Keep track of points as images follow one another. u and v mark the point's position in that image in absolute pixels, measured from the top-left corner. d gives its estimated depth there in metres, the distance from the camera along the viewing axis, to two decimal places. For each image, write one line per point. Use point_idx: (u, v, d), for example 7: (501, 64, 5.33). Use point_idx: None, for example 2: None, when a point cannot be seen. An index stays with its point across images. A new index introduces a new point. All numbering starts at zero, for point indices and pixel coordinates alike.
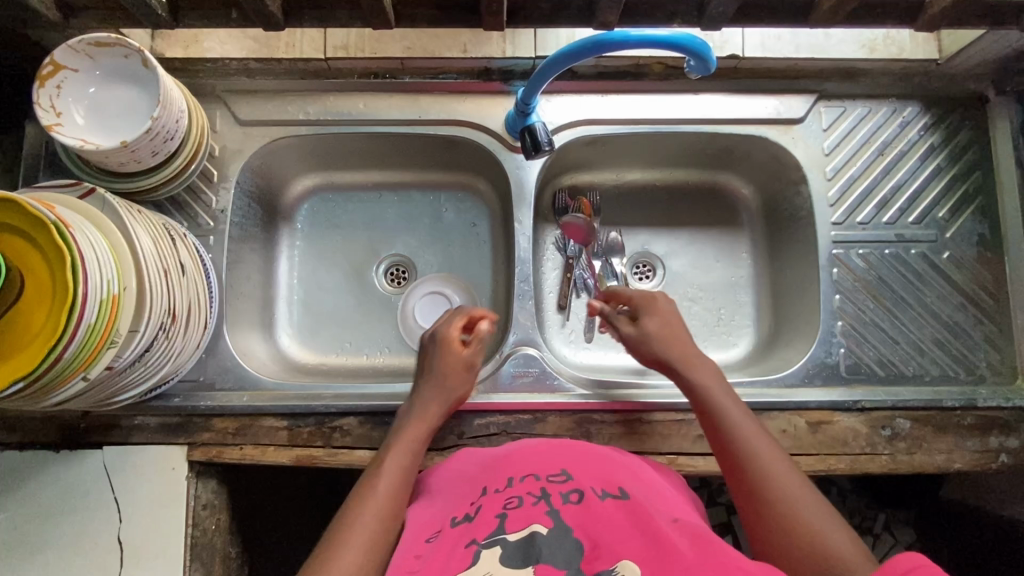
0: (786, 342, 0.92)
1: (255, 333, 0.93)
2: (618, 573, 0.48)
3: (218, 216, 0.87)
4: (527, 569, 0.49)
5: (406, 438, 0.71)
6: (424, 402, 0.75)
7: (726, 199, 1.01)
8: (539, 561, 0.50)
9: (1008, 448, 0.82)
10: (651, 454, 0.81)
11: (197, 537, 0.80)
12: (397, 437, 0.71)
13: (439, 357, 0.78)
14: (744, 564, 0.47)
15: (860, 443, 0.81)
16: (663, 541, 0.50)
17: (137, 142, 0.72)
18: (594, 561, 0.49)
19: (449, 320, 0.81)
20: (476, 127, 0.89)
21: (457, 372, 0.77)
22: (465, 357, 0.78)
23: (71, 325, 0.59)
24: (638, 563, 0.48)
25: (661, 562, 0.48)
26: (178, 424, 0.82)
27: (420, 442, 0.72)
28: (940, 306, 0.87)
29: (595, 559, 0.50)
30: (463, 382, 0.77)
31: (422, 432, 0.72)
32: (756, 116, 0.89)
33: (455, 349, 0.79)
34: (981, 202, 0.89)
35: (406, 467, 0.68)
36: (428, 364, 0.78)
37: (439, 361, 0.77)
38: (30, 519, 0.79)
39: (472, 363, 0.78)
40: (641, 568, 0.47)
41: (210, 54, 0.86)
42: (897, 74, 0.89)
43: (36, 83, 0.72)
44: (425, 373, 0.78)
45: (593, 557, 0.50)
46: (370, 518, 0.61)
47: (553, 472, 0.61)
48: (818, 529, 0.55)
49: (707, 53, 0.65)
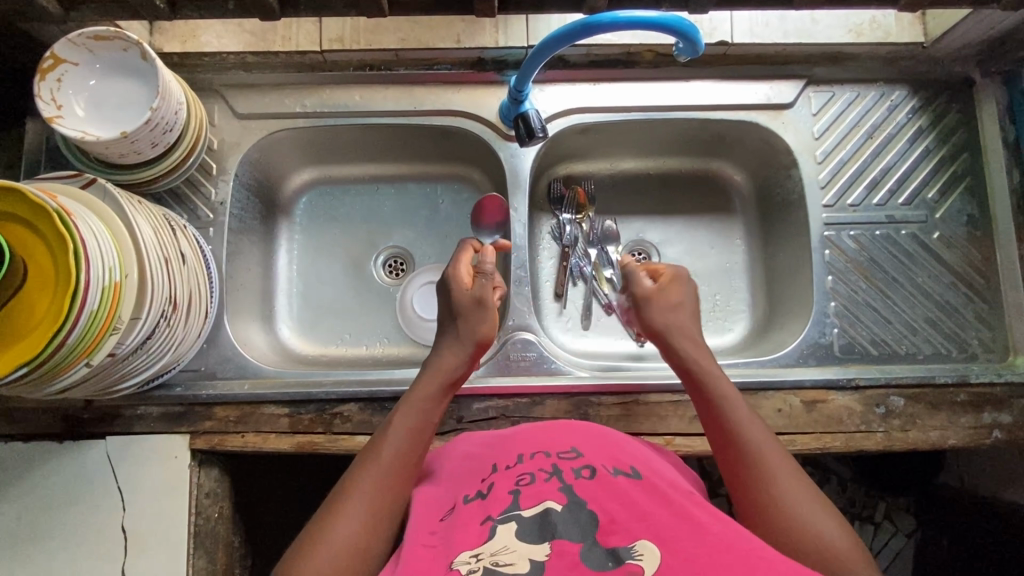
0: (780, 325, 0.93)
1: (256, 325, 0.94)
2: (636, 550, 0.48)
3: (217, 208, 0.88)
4: (544, 546, 0.49)
5: (418, 395, 0.66)
6: (439, 352, 0.69)
7: (719, 186, 1.02)
8: (556, 537, 0.50)
9: (1001, 423, 0.83)
10: (648, 435, 0.82)
11: (200, 525, 0.81)
12: (410, 393, 0.67)
13: (453, 296, 0.73)
14: (765, 552, 0.46)
15: (855, 420, 0.82)
16: (684, 524, 0.50)
17: (137, 132, 0.73)
18: (611, 535, 0.50)
19: (457, 257, 0.76)
20: (470, 117, 0.91)
21: (473, 309, 0.71)
22: (477, 290, 0.72)
23: (74, 310, 0.60)
24: (657, 544, 0.48)
25: (680, 545, 0.48)
26: (180, 413, 0.83)
27: (435, 398, 0.67)
28: (931, 286, 0.88)
29: (611, 533, 0.50)
30: (480, 319, 0.71)
31: (436, 387, 0.67)
32: (747, 101, 0.90)
33: (467, 285, 0.73)
34: (969, 183, 0.90)
35: (416, 428, 0.64)
36: (445, 306, 0.74)
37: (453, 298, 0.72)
38: (34, 509, 0.80)
39: (485, 297, 0.72)
40: (659, 549, 0.48)
41: (208, 48, 0.88)
42: (883, 58, 0.91)
43: (37, 76, 0.73)
44: (444, 315, 0.73)
45: (609, 531, 0.50)
46: (369, 497, 0.58)
47: (563, 448, 0.61)
48: (818, 527, 0.54)
49: (694, 35, 0.67)
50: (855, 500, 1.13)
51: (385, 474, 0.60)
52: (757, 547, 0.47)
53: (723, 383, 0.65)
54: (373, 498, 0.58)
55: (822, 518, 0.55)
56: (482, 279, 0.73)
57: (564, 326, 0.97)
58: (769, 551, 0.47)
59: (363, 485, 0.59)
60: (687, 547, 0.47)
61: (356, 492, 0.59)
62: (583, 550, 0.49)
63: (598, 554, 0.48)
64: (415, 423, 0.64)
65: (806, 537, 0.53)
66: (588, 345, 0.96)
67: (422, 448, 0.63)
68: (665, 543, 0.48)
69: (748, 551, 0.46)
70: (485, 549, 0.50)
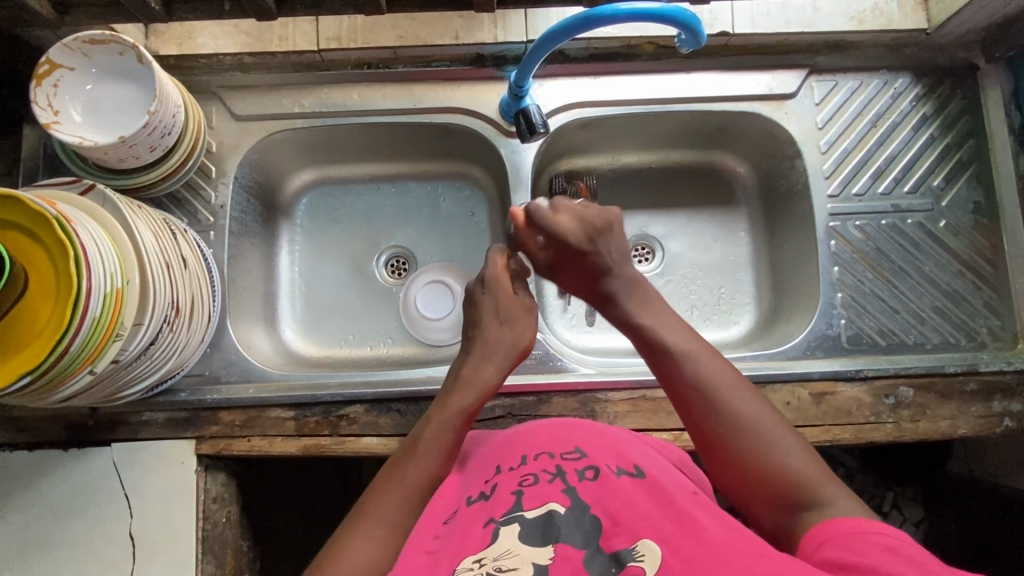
0: (787, 317, 0.93)
1: (259, 327, 0.93)
2: (638, 551, 0.48)
3: (217, 211, 0.88)
4: (547, 549, 0.49)
5: (452, 411, 0.63)
6: (475, 365, 0.67)
7: (723, 179, 1.02)
8: (559, 541, 0.50)
9: (1012, 412, 0.82)
10: (656, 430, 0.81)
11: (208, 530, 0.81)
12: (441, 409, 0.64)
13: (500, 300, 0.70)
14: (768, 551, 0.46)
15: (864, 412, 0.82)
16: (687, 524, 0.50)
17: (135, 137, 0.72)
18: (614, 538, 0.50)
19: (494, 261, 0.73)
20: (470, 113, 0.90)
21: (522, 316, 0.70)
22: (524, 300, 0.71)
23: (76, 318, 0.59)
24: (660, 544, 0.48)
25: (683, 545, 0.48)
26: (185, 418, 0.83)
27: (468, 415, 0.64)
28: (938, 274, 0.88)
29: (614, 535, 0.50)
30: (526, 332, 0.70)
31: (473, 403, 0.64)
32: (749, 92, 0.89)
33: (512, 291, 0.72)
34: (975, 169, 0.89)
35: (447, 448, 0.61)
36: (480, 311, 0.70)
37: (501, 303, 0.70)
38: (41, 518, 0.79)
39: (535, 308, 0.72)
40: (662, 549, 0.48)
41: (204, 50, 0.87)
42: (886, 46, 0.90)
43: (32, 82, 0.73)
44: (483, 318, 0.70)
45: (612, 534, 0.50)
46: (390, 512, 0.56)
47: (566, 449, 0.60)
48: (781, 459, 0.56)
49: (696, 26, 0.67)
50: (861, 490, 1.10)
51: (411, 494, 0.57)
52: (762, 546, 0.46)
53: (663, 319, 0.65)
54: (395, 516, 0.56)
55: (786, 445, 0.57)
56: (526, 288, 0.73)
57: (568, 323, 0.96)
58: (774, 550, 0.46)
59: (385, 506, 0.56)
60: (689, 548, 0.47)
61: (376, 509, 0.56)
62: (586, 556, 0.49)
63: (601, 560, 0.48)
64: (445, 445, 0.61)
65: (768, 468, 0.56)
66: (594, 341, 0.96)
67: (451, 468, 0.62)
68: (667, 543, 0.48)
69: (752, 549, 0.46)
70: (489, 553, 0.49)
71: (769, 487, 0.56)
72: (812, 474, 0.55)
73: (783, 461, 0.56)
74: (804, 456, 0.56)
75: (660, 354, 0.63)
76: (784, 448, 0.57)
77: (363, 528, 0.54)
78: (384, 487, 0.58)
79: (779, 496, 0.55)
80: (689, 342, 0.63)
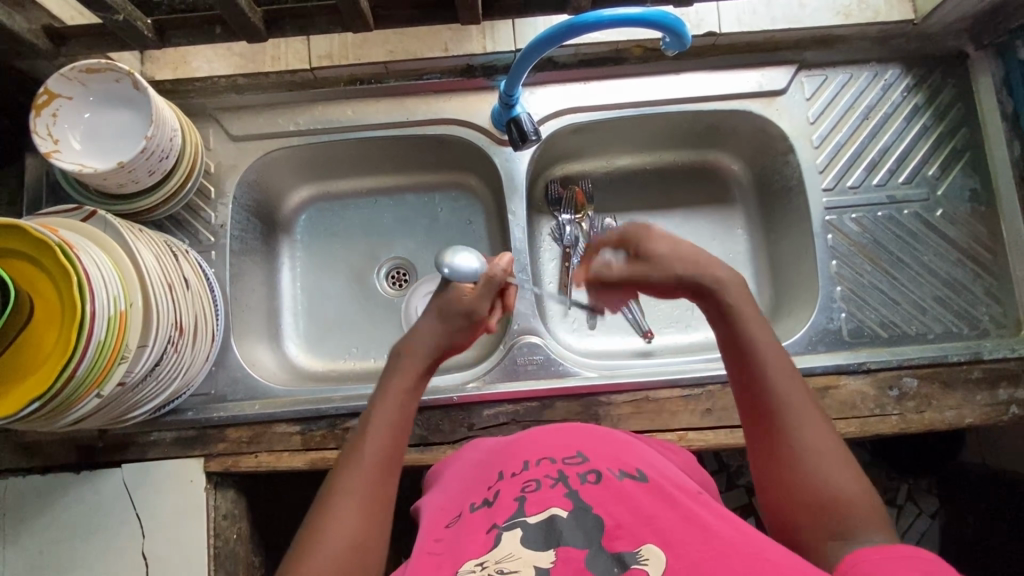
0: (788, 312, 0.93)
1: (264, 344, 0.94)
2: (642, 556, 0.48)
3: (218, 231, 0.89)
4: (549, 553, 0.49)
5: (395, 390, 0.64)
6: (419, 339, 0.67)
7: (718, 178, 1.02)
8: (561, 544, 0.50)
9: (1018, 399, 0.81)
10: (661, 431, 0.82)
11: (220, 547, 0.81)
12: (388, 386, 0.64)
13: (447, 299, 0.68)
14: (770, 555, 0.45)
15: (869, 405, 0.81)
16: (687, 527, 0.50)
17: (134, 161, 0.73)
18: (616, 540, 0.50)
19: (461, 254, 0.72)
20: (463, 124, 0.91)
21: (461, 330, 0.68)
22: (470, 307, 0.67)
23: (81, 342, 0.60)
24: (662, 548, 0.48)
25: (685, 549, 0.47)
26: (193, 437, 0.84)
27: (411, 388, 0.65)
28: (938, 264, 0.88)
29: (616, 538, 0.50)
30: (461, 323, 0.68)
31: (416, 375, 0.65)
32: (738, 90, 0.90)
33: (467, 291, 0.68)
34: (969, 157, 0.89)
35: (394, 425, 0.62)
36: (439, 297, 0.69)
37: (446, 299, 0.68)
38: (56, 541, 0.80)
39: (479, 318, 0.68)
40: (664, 553, 0.47)
41: (199, 73, 0.89)
42: (874, 38, 0.91)
43: (32, 112, 0.74)
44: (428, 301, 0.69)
45: (615, 536, 0.50)
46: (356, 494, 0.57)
47: (568, 454, 0.60)
48: (835, 481, 0.53)
49: (681, 28, 0.67)
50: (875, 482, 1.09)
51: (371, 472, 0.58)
52: (765, 551, 0.46)
53: (758, 329, 0.61)
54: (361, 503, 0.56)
55: (840, 467, 0.54)
56: (484, 294, 0.67)
57: (570, 327, 0.97)
58: (775, 554, 0.46)
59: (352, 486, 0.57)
60: (691, 551, 0.47)
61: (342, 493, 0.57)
62: (588, 557, 0.48)
63: (603, 560, 0.48)
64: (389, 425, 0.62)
65: (822, 487, 0.53)
66: (595, 344, 0.96)
67: (400, 445, 0.61)
68: (670, 547, 0.48)
69: (752, 554, 0.46)
70: (490, 557, 0.49)
71: (809, 507, 0.53)
72: (859, 507, 0.52)
73: (839, 489, 0.53)
74: (860, 490, 0.53)
75: (742, 349, 0.60)
76: (839, 478, 0.53)
77: (336, 511, 0.55)
78: (348, 470, 0.58)
79: (817, 508, 0.53)
80: (773, 353, 0.60)
